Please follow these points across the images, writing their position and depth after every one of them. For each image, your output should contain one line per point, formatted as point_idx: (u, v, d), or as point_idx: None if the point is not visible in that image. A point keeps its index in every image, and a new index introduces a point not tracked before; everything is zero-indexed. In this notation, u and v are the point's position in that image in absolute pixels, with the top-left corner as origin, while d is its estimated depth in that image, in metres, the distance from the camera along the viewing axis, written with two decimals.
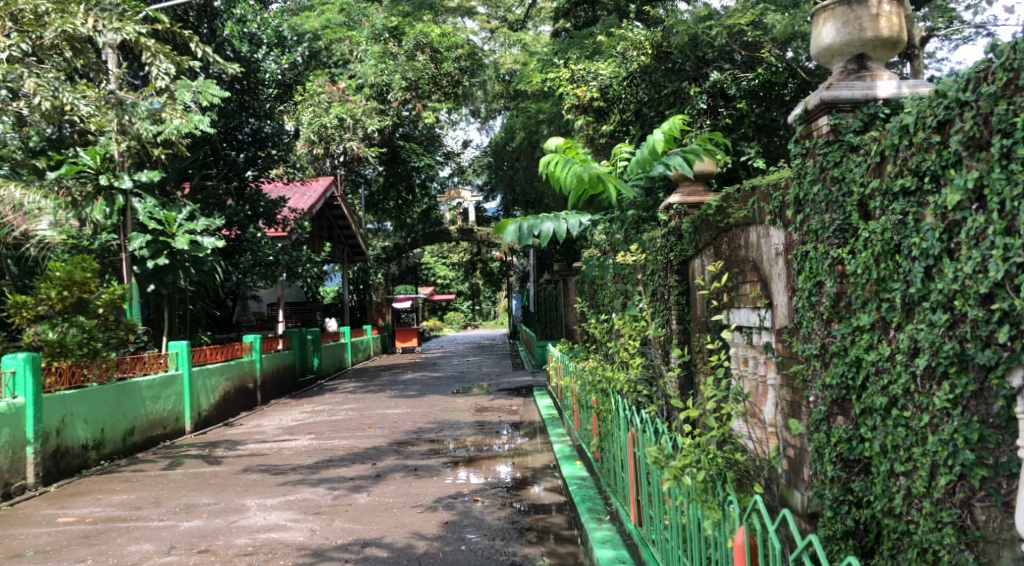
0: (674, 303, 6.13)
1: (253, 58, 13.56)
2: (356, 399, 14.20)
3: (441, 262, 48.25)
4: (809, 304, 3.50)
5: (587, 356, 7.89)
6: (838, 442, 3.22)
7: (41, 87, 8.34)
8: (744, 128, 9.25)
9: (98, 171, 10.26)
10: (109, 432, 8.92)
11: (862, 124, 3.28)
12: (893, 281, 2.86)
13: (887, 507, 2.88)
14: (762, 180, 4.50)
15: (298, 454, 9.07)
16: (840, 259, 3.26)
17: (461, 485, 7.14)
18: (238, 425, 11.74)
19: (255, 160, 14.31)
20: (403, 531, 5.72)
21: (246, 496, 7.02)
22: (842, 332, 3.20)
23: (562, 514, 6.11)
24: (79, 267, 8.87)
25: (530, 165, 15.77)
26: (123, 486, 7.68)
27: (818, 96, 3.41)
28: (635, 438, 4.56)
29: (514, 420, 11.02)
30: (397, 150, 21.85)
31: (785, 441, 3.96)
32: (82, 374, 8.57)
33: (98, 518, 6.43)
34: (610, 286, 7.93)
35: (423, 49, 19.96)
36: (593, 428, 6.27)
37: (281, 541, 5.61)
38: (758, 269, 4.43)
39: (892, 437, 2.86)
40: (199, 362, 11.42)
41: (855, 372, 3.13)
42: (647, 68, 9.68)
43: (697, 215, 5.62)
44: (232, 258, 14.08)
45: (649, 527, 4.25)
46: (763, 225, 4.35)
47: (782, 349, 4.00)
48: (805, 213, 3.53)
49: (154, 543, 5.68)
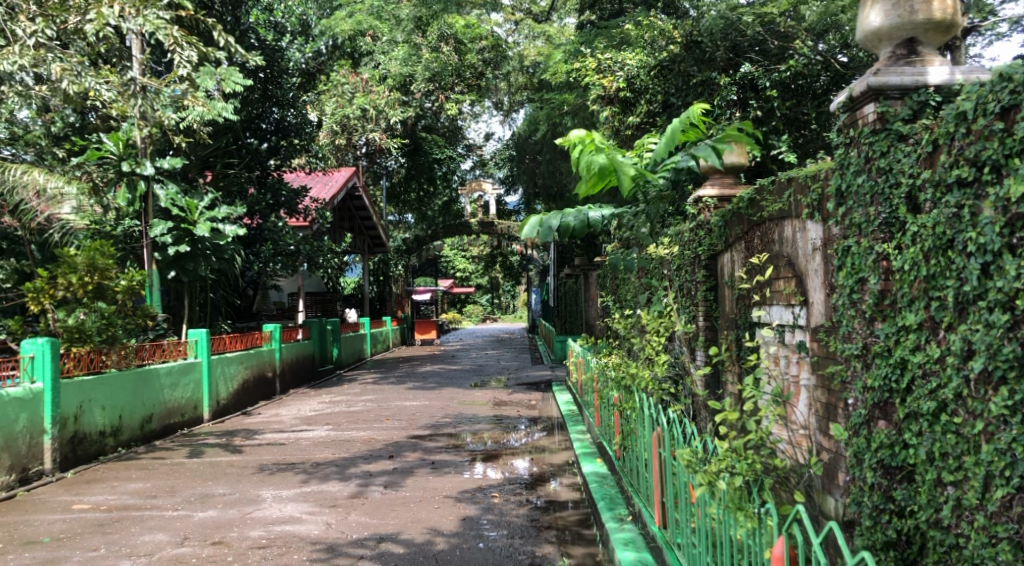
0: (701, 298, 5.95)
1: (277, 46, 13.46)
2: (375, 390, 14.14)
3: (461, 255, 48.18)
4: (849, 301, 3.32)
5: (610, 352, 7.74)
6: (880, 448, 3.04)
7: (66, 72, 8.29)
8: (775, 122, 9.03)
9: (122, 157, 10.35)
10: (127, 419, 8.88)
11: (912, 113, 3.09)
12: (944, 278, 2.69)
13: (934, 518, 2.72)
14: (799, 171, 4.31)
15: (315, 446, 8.99)
16: (885, 254, 3.08)
17: (479, 480, 7.02)
18: (256, 414, 11.70)
19: (278, 149, 14.31)
20: (421, 527, 5.60)
21: (262, 487, 6.94)
22: (887, 332, 3.03)
23: (582, 512, 5.97)
24: (99, 253, 8.87)
25: (553, 158, 15.63)
26: (140, 474, 7.63)
27: (864, 81, 3.23)
28: (660, 438, 4.41)
29: (533, 415, 10.90)
30: (419, 142, 21.90)
31: (820, 444, 3.80)
32: (101, 360, 8.48)
33: (112, 506, 6.37)
34: (635, 281, 7.75)
35: (447, 39, 19.64)
36: (616, 426, 6.10)
37: (296, 534, 5.51)
38: (793, 265, 4.26)
39: (941, 444, 2.71)
40: (218, 350, 11.38)
41: (899, 374, 2.96)
42: (675, 57, 9.42)
43: (728, 208, 5.44)
44: (253, 247, 13.99)
45: (674, 530, 4.09)
46: (800, 219, 4.17)
47: (818, 349, 3.83)
48: (847, 206, 3.36)
49: (167, 533, 5.60)
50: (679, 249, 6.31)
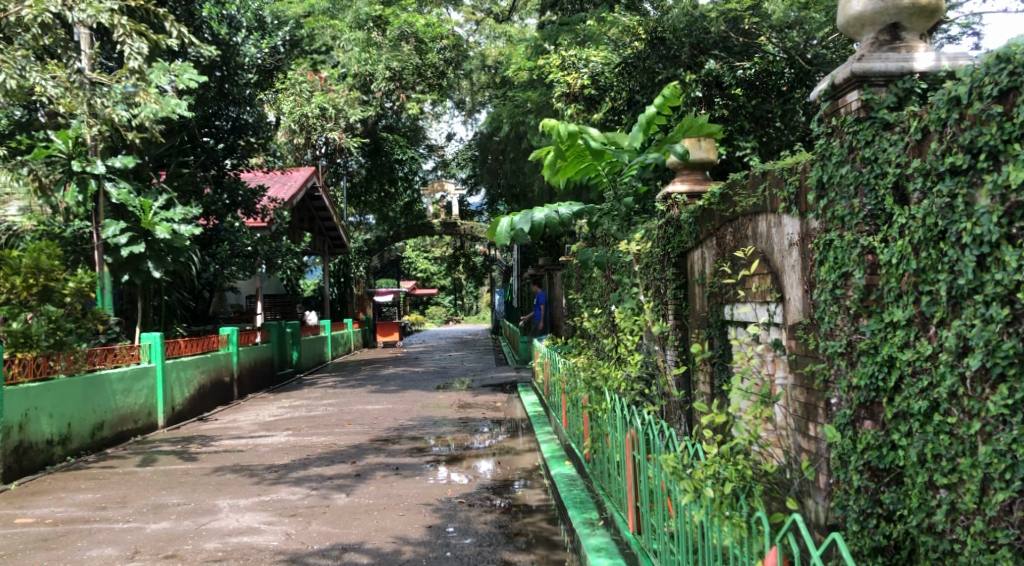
0: (671, 297, 5.84)
1: (231, 41, 13.05)
2: (336, 394, 13.83)
3: (423, 256, 47.84)
4: (832, 298, 3.18)
5: (577, 353, 7.58)
6: (866, 449, 2.92)
7: (7, 65, 7.98)
8: (740, 120, 9.08)
9: (71, 156, 9.82)
10: (76, 426, 8.51)
11: (897, 100, 3.00)
12: (936, 272, 2.58)
13: (925, 522, 2.61)
14: (774, 164, 4.19)
15: (275, 452, 8.70)
16: (871, 247, 2.96)
17: (445, 485, 6.82)
18: (212, 420, 11.35)
19: (234, 148, 13.92)
20: (385, 536, 5.38)
21: (218, 496, 6.66)
22: (872, 329, 2.91)
23: (552, 517, 5.80)
24: (44, 254, 8.47)
25: (517, 157, 15.46)
26: (89, 484, 7.28)
27: (847, 68, 3.10)
28: (634, 440, 4.26)
29: (497, 417, 10.73)
30: (380, 141, 21.59)
31: (798, 446, 3.65)
32: (49, 365, 8.15)
33: (58, 520, 6.04)
34: (603, 280, 7.62)
35: (408, 39, 19.97)
36: (585, 428, 5.94)
37: (253, 546, 5.26)
38: (768, 262, 4.14)
39: (933, 445, 2.59)
40: (173, 354, 11.01)
41: (886, 373, 2.84)
42: (640, 54, 9.21)
43: (698, 205, 5.32)
44: (209, 248, 13.66)
45: (650, 536, 3.94)
46: (775, 214, 4.05)
47: (796, 348, 3.71)
48: (829, 198, 3.24)
49: (116, 547, 5.31)
50: (648, 247, 6.19)
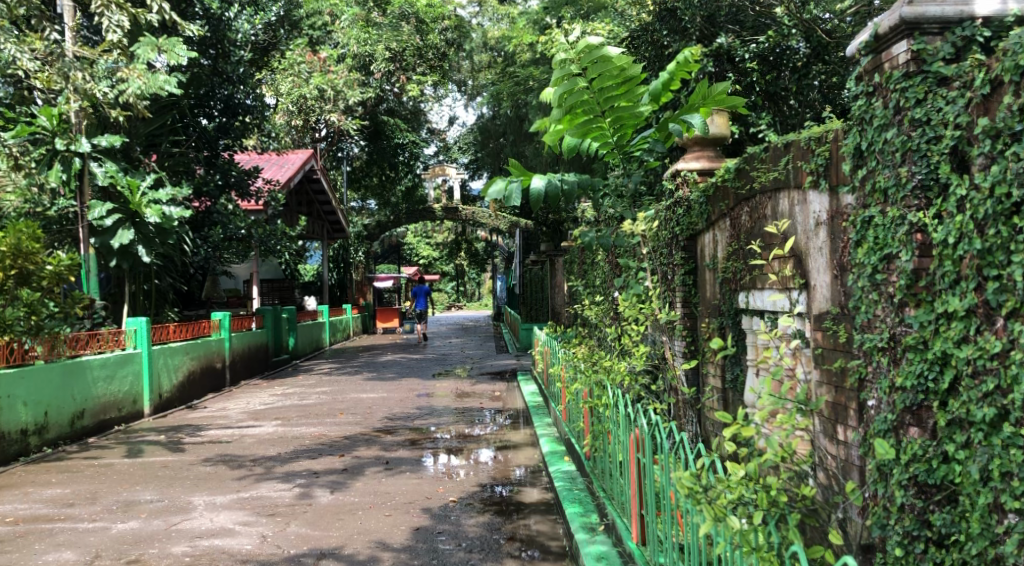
0: (679, 284, 5.45)
1: (224, 16, 12.52)
2: (331, 382, 13.40)
3: (425, 242, 47.21)
4: (871, 284, 2.74)
5: (578, 341, 7.14)
6: (911, 462, 2.48)
7: None
8: (754, 97, 8.71)
9: (55, 133, 9.23)
10: (54, 416, 8.11)
11: (954, 51, 2.54)
12: (1006, 253, 2.17)
13: (987, 553, 2.20)
14: (798, 134, 3.73)
15: (262, 443, 8.28)
16: (920, 224, 2.52)
17: (439, 481, 6.40)
18: (201, 408, 10.93)
19: (228, 128, 13.41)
20: (367, 540, 4.97)
21: (195, 492, 6.26)
22: (922, 319, 2.48)
23: (549, 520, 5.37)
24: (23, 235, 7.84)
25: (519, 139, 15.02)
26: (61, 478, 6.87)
27: (896, 12, 2.64)
28: (638, 441, 3.84)
29: (497, 407, 10.29)
30: (381, 124, 21.10)
31: (825, 450, 3.22)
32: (25, 352, 7.80)
33: (20, 518, 5.65)
34: (605, 265, 7.16)
35: (408, 18, 19.50)
36: (585, 423, 5.51)
37: (225, 550, 4.85)
38: (791, 244, 3.68)
39: (1000, 461, 2.16)
40: (160, 340, 10.59)
41: (937, 373, 2.41)
42: (648, 25, 8.88)
43: (710, 182, 4.88)
44: (202, 231, 13.11)
45: (654, 549, 3.50)
46: (799, 190, 3.60)
47: (823, 340, 3.27)
48: (869, 167, 2.80)
49: (76, 550, 4.90)
50: (655, 228, 5.73)
